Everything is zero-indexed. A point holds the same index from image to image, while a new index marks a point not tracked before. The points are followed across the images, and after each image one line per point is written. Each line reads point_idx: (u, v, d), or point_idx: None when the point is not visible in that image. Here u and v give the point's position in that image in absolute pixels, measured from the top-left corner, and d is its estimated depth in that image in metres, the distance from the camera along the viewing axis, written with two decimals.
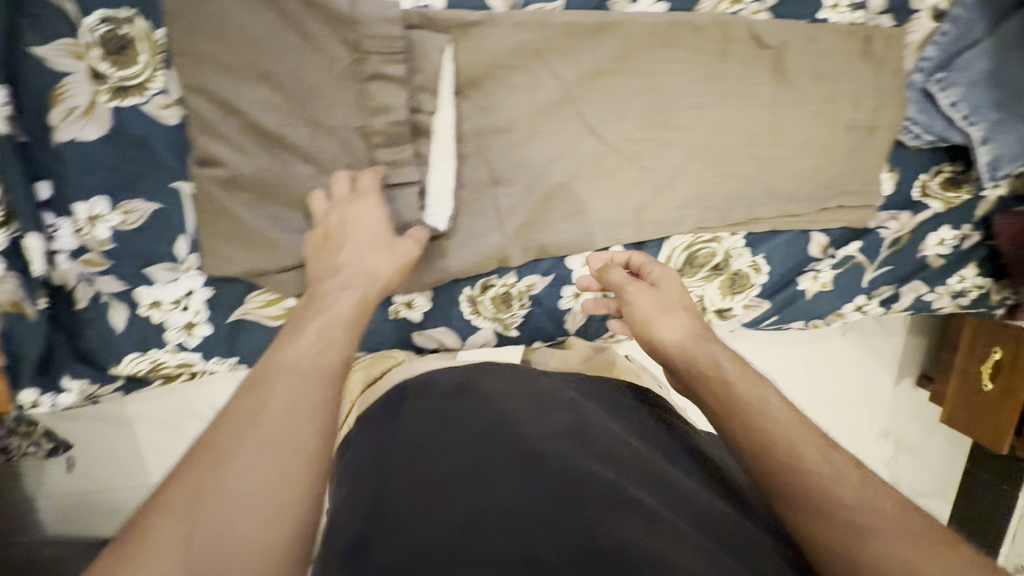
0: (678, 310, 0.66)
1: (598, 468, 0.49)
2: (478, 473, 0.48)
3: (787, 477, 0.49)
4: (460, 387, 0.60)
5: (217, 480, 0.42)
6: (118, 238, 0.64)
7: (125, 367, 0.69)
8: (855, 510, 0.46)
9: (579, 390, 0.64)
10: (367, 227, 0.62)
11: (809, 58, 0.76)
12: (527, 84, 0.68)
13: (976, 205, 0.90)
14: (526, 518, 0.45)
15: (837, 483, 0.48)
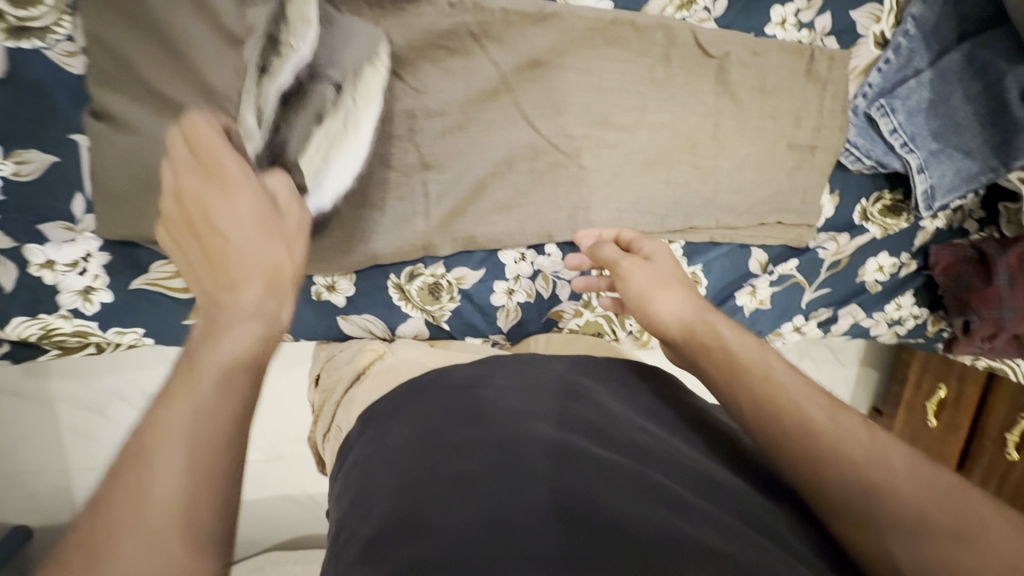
0: (671, 283, 0.64)
1: (593, 470, 0.47)
2: (474, 476, 0.46)
3: (828, 461, 0.47)
4: (455, 387, 0.57)
5: (146, 490, 0.33)
6: (9, 190, 0.60)
7: (11, 331, 0.64)
8: (899, 485, 0.45)
9: (596, 378, 0.62)
10: (240, 196, 0.47)
11: (752, 71, 0.76)
12: (463, 69, 0.67)
13: (915, 234, 0.91)
14: (519, 524, 0.42)
15: (871, 456, 0.47)
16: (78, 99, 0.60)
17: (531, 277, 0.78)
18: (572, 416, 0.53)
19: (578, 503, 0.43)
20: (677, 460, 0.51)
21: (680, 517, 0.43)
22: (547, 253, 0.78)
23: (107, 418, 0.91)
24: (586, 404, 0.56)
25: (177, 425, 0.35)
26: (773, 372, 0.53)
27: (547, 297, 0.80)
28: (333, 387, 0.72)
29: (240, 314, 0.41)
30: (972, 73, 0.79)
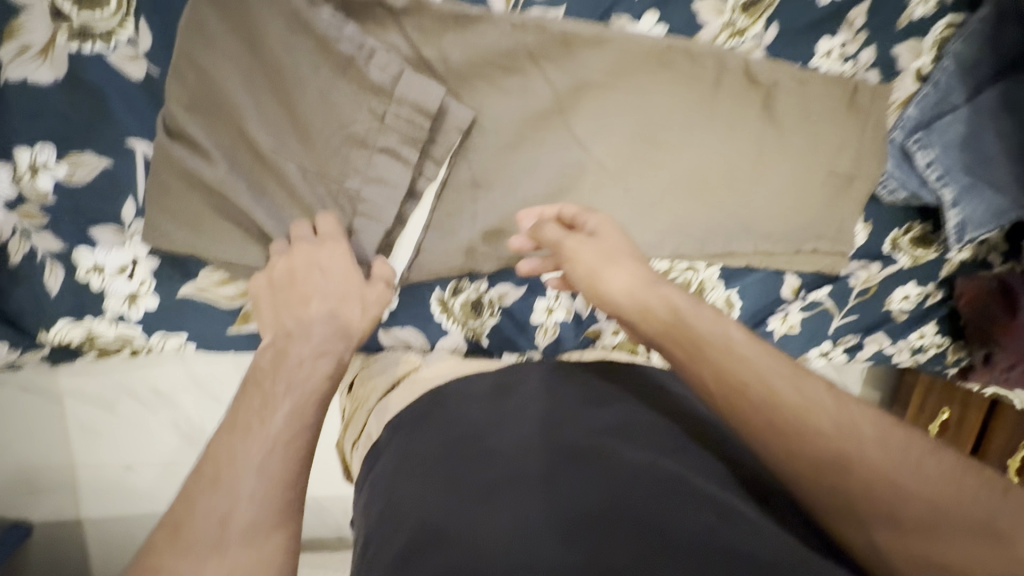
0: (619, 259, 0.63)
1: (626, 461, 0.47)
2: (505, 478, 0.46)
3: (838, 466, 0.48)
4: (483, 395, 0.59)
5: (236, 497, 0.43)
6: (61, 192, 0.59)
7: (54, 334, 0.63)
8: (891, 478, 0.47)
9: (618, 378, 0.62)
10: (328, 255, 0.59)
11: (798, 101, 0.77)
12: (519, 89, 0.67)
13: (941, 265, 0.93)
14: (550, 521, 0.42)
15: (856, 452, 0.48)
16: (135, 104, 0.59)
17: (571, 295, 0.79)
18: (596, 419, 0.53)
19: (605, 506, 0.43)
20: (702, 464, 0.50)
21: (722, 520, 0.43)
22: None
23: (120, 416, 0.86)
24: (610, 408, 0.55)
25: (250, 444, 0.45)
26: (747, 358, 0.54)
27: (586, 317, 0.81)
28: (365, 398, 0.70)
29: (293, 373, 0.51)
30: (1008, 111, 0.81)
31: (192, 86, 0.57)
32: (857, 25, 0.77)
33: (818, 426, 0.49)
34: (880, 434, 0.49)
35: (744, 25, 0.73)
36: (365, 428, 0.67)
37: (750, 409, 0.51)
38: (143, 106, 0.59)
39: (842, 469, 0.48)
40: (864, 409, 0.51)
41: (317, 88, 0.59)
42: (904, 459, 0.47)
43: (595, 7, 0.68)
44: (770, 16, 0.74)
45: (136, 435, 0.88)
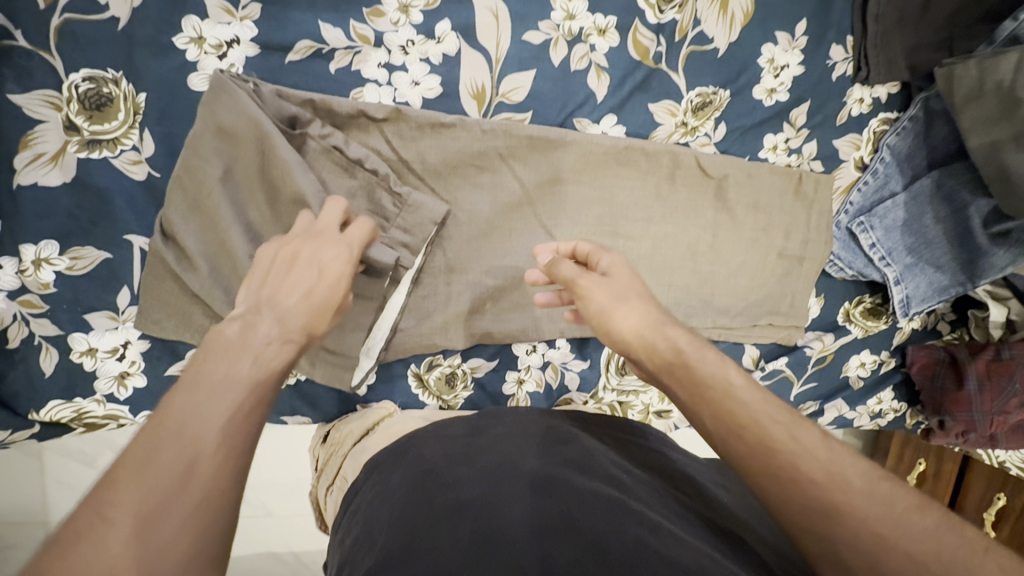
0: (633, 299, 0.60)
1: (575, 484, 0.51)
2: (464, 504, 0.48)
3: (829, 516, 0.42)
4: (453, 438, 0.61)
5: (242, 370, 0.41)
6: (61, 282, 0.64)
7: (44, 414, 0.66)
8: (894, 537, 0.41)
9: (577, 424, 0.66)
10: (309, 279, 0.50)
11: (748, 191, 0.84)
12: (490, 184, 0.74)
13: (893, 334, 0.98)
14: (500, 541, 0.44)
15: (842, 483, 0.44)
16: (135, 202, 0.65)
17: (541, 367, 0.83)
18: (557, 452, 0.56)
19: (559, 522, 0.46)
20: (654, 494, 0.53)
21: (651, 532, 0.45)
22: (557, 346, 0.83)
23: (99, 471, 0.88)
24: (572, 444, 0.58)
25: (207, 401, 0.37)
26: (734, 391, 0.50)
27: (556, 387, 0.84)
28: (341, 443, 0.73)
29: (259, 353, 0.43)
30: (943, 198, 0.87)
31: (187, 193, 0.63)
32: (798, 123, 0.86)
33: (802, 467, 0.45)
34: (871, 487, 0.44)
35: (695, 125, 0.81)
36: (338, 473, 0.69)
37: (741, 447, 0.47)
38: (143, 204, 0.65)
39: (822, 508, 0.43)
40: (859, 465, 0.46)
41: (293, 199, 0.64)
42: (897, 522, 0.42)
43: (559, 112, 0.76)
44: (718, 117, 0.82)
45: None
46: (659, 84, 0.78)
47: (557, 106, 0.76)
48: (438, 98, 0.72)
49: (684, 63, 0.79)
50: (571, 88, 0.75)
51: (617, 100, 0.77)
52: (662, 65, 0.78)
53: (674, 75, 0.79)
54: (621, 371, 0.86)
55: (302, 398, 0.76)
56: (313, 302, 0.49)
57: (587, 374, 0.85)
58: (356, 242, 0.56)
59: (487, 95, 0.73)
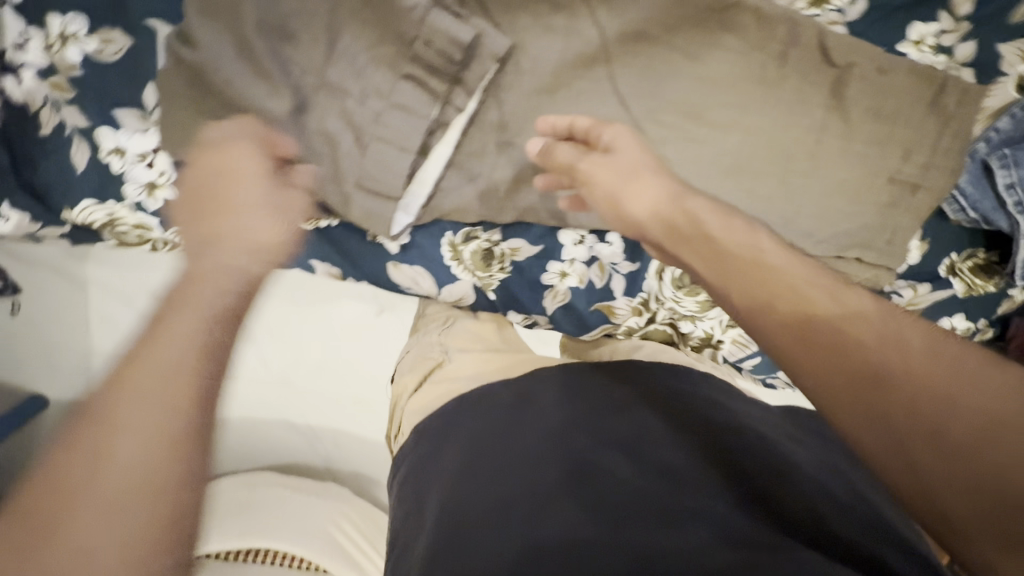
0: (639, 172, 0.61)
1: (619, 474, 0.50)
2: (510, 500, 0.49)
3: (876, 380, 0.41)
4: (497, 402, 0.60)
5: (117, 418, 0.40)
6: (89, 67, 0.59)
7: (77, 214, 0.65)
8: (955, 398, 0.39)
9: (628, 378, 0.63)
10: (176, 350, 0.43)
11: (874, 90, 0.69)
12: (565, 28, 0.62)
13: (1002, 302, 0.82)
14: (554, 541, 0.45)
15: (922, 380, 0.40)
16: None
17: (587, 263, 0.75)
18: (604, 430, 0.55)
19: (609, 513, 0.47)
20: (713, 472, 0.51)
21: (709, 533, 0.44)
22: (608, 242, 0.74)
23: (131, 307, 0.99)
24: (622, 412, 0.57)
25: (129, 433, 0.39)
26: (818, 309, 0.46)
27: (599, 287, 0.76)
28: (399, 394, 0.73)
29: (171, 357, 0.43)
30: None
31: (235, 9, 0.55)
32: (959, 14, 0.69)
33: (857, 337, 0.44)
34: (928, 344, 0.43)
35: None
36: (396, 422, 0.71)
37: (803, 333, 0.45)
38: None
39: (869, 405, 0.41)
40: (921, 330, 0.44)
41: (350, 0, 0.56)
42: (963, 370, 0.41)
43: None
44: None
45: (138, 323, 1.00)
46: None
47: None
48: None
49: None
50: None
51: None
52: None
53: None
54: (678, 284, 0.75)
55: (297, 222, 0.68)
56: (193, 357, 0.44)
57: (633, 277, 0.75)
58: (253, 167, 0.56)
59: None
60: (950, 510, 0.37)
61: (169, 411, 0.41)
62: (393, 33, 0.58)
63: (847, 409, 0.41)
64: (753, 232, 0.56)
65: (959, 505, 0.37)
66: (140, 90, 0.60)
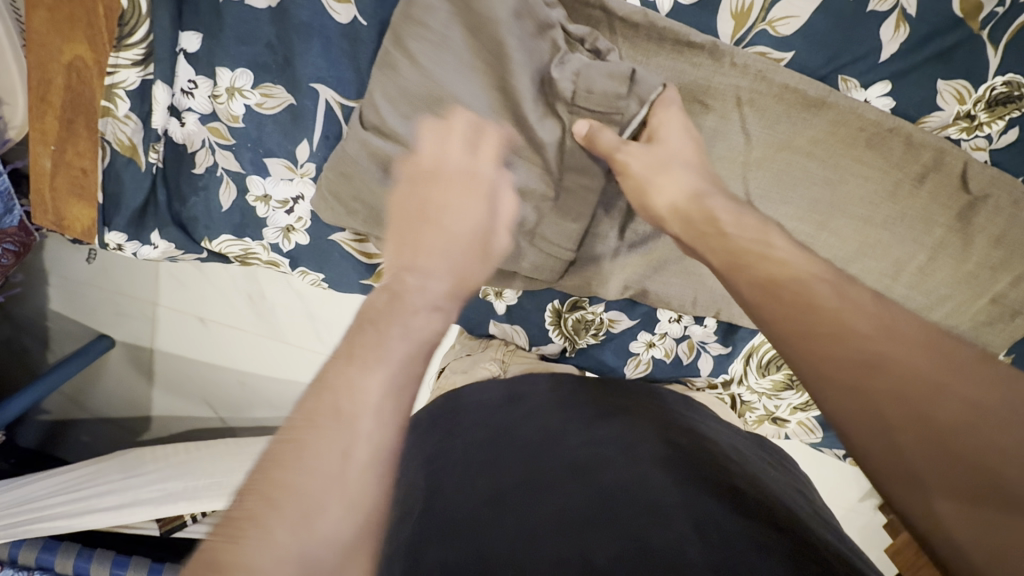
0: (681, 174, 0.56)
1: (603, 454, 0.56)
2: (497, 452, 0.59)
3: (876, 369, 0.38)
4: (490, 404, 0.67)
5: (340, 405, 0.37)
6: (249, 118, 0.62)
7: (215, 245, 0.68)
8: (941, 386, 0.37)
9: (615, 396, 0.69)
10: (374, 383, 0.39)
11: (1003, 221, 0.68)
12: (712, 130, 0.64)
13: None
14: (541, 506, 0.51)
15: (932, 377, 0.37)
16: (330, 47, 0.59)
17: (678, 339, 0.77)
18: (599, 426, 0.61)
19: (602, 495, 0.51)
20: (689, 471, 0.54)
21: (702, 536, 0.46)
22: (703, 323, 0.76)
23: (202, 274, 1.18)
24: (611, 418, 0.63)
25: (329, 430, 0.36)
26: (825, 303, 0.42)
27: (685, 363, 0.78)
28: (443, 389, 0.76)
29: (342, 405, 0.37)
30: None
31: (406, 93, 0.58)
32: None
33: (854, 326, 0.41)
34: (925, 337, 0.40)
35: (982, 122, 0.64)
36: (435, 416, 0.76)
37: (806, 322, 0.42)
38: (336, 52, 0.59)
39: (866, 390, 0.38)
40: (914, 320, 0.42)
41: (513, 88, 0.58)
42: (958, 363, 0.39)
43: (825, 63, 0.63)
44: (1016, 119, 0.64)
45: (207, 287, 1.20)
46: (964, 57, 0.61)
47: (828, 54, 0.62)
48: (693, 8, 0.61)
49: (1011, 38, 0.60)
50: (856, 35, 0.61)
51: (904, 66, 0.62)
52: (984, 33, 0.60)
53: (991, 51, 0.61)
54: (763, 372, 0.78)
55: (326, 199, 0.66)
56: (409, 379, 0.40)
57: (721, 360, 0.77)
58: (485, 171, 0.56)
59: (751, 18, 0.61)
60: (932, 488, 0.35)
61: (336, 431, 0.36)
62: (547, 126, 0.59)
63: (833, 389, 0.39)
64: (768, 232, 0.50)
65: (939, 486, 0.35)
66: (292, 151, 0.63)
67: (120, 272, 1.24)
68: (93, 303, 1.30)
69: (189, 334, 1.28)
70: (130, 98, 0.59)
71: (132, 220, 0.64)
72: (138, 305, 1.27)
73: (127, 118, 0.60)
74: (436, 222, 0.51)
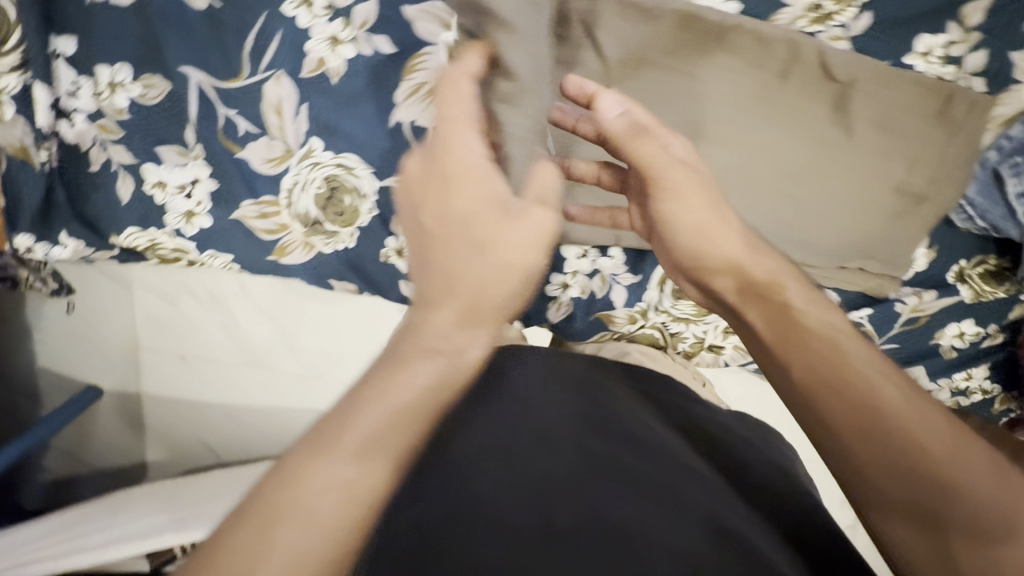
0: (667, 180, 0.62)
1: (592, 451, 0.58)
2: (540, 451, 0.58)
3: (871, 419, 0.51)
4: (506, 388, 0.65)
5: (300, 486, 0.35)
6: (134, 110, 0.66)
7: (123, 238, 0.73)
8: (921, 446, 0.49)
9: (602, 373, 0.70)
10: (333, 471, 0.35)
11: (877, 104, 0.69)
12: (570, 57, 0.66)
13: (1009, 307, 0.83)
14: (537, 505, 0.53)
15: (932, 442, 0.49)
16: (191, 31, 0.63)
17: (588, 275, 0.78)
18: (603, 424, 0.61)
19: (648, 507, 0.54)
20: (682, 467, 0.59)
21: (651, 531, 0.52)
22: (609, 255, 0.77)
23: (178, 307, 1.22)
24: (609, 411, 0.63)
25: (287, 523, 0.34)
26: (844, 354, 0.54)
27: (600, 297, 0.79)
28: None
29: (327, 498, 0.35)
30: None
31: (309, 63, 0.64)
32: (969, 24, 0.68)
33: (888, 405, 0.51)
34: (940, 425, 0.50)
35: (832, 11, 0.67)
36: None
37: (826, 378, 0.53)
38: (199, 35, 0.63)
39: (871, 433, 0.50)
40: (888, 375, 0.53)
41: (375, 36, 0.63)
42: (971, 449, 0.49)
43: None
44: (865, 4, 0.67)
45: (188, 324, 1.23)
46: None
47: None
48: None
49: None
50: None
51: None
52: None
53: None
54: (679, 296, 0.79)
55: (221, 180, 0.70)
56: (408, 417, 0.38)
57: (633, 288, 0.78)
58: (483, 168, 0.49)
59: None
60: (919, 541, 0.48)
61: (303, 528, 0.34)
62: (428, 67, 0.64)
63: (857, 443, 0.51)
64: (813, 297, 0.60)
65: (907, 523, 0.49)
66: (179, 136, 0.68)
67: (94, 317, 1.26)
68: (80, 349, 1.33)
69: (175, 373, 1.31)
70: (15, 102, 0.63)
71: (36, 221, 0.70)
72: (121, 345, 1.30)
73: (14, 122, 0.64)
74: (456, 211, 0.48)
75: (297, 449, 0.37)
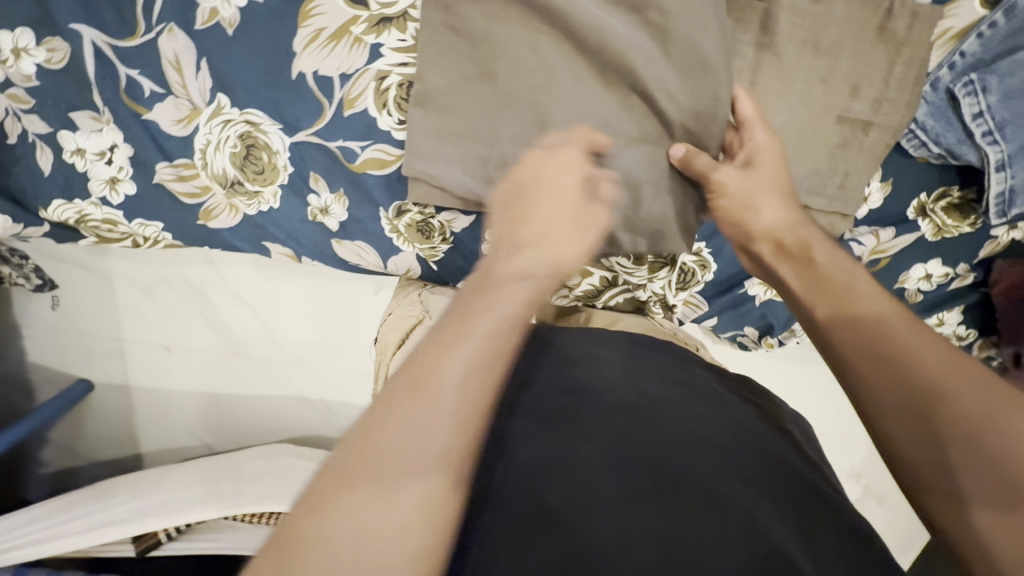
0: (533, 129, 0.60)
1: (637, 428, 0.50)
2: (576, 422, 0.51)
3: (929, 400, 0.45)
4: (539, 361, 0.60)
5: (338, 505, 0.34)
6: (41, 75, 0.66)
7: (52, 212, 0.74)
8: (982, 415, 0.43)
9: (673, 358, 0.62)
10: (363, 495, 0.34)
11: (806, 21, 0.65)
12: None
13: (981, 243, 0.77)
14: (569, 481, 0.46)
15: (982, 405, 0.43)
16: None
17: None
18: (649, 392, 0.55)
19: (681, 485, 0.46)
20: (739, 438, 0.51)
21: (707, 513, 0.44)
22: None
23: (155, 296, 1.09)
24: (658, 382, 0.57)
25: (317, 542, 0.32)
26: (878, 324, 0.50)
27: None
28: (385, 351, 0.77)
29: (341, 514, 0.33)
30: None
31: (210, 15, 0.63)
32: None
33: (953, 385, 0.45)
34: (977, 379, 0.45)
35: None
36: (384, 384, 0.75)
37: (877, 350, 0.49)
38: None
39: (924, 410, 0.45)
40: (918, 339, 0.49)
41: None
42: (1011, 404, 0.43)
43: None
44: None
45: (166, 310, 1.10)
46: None
47: None
48: None
49: None
50: None
51: None
52: None
53: None
54: None
55: (136, 144, 0.70)
56: (434, 417, 0.38)
57: None
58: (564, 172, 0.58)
59: None
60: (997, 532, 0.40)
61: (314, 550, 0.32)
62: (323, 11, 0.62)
63: (925, 425, 0.45)
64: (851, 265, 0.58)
65: (982, 508, 0.41)
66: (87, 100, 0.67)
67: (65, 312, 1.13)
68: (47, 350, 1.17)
69: (158, 367, 1.17)
70: None
71: None
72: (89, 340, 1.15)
73: None
74: (531, 218, 0.56)
75: (322, 470, 0.35)
